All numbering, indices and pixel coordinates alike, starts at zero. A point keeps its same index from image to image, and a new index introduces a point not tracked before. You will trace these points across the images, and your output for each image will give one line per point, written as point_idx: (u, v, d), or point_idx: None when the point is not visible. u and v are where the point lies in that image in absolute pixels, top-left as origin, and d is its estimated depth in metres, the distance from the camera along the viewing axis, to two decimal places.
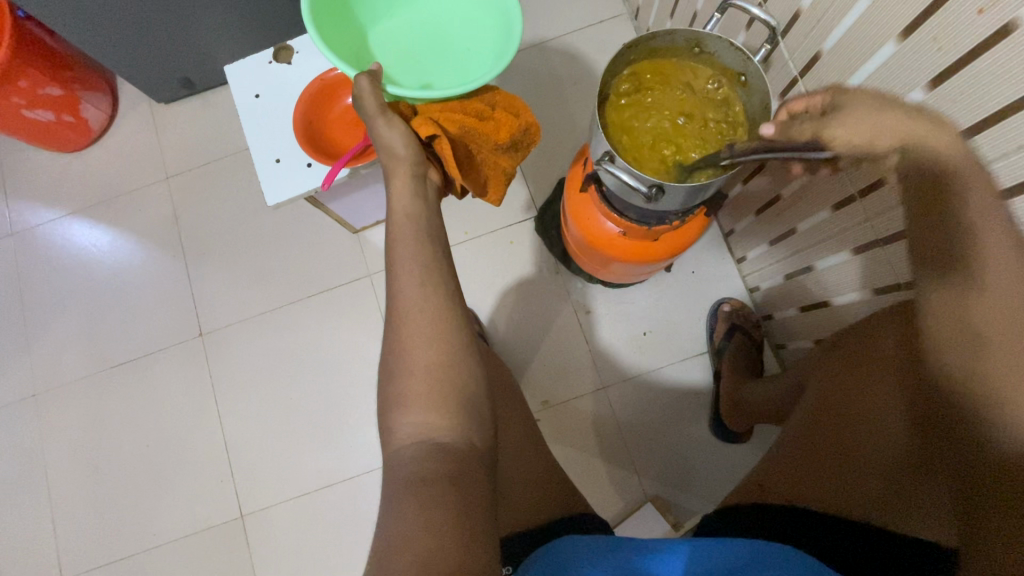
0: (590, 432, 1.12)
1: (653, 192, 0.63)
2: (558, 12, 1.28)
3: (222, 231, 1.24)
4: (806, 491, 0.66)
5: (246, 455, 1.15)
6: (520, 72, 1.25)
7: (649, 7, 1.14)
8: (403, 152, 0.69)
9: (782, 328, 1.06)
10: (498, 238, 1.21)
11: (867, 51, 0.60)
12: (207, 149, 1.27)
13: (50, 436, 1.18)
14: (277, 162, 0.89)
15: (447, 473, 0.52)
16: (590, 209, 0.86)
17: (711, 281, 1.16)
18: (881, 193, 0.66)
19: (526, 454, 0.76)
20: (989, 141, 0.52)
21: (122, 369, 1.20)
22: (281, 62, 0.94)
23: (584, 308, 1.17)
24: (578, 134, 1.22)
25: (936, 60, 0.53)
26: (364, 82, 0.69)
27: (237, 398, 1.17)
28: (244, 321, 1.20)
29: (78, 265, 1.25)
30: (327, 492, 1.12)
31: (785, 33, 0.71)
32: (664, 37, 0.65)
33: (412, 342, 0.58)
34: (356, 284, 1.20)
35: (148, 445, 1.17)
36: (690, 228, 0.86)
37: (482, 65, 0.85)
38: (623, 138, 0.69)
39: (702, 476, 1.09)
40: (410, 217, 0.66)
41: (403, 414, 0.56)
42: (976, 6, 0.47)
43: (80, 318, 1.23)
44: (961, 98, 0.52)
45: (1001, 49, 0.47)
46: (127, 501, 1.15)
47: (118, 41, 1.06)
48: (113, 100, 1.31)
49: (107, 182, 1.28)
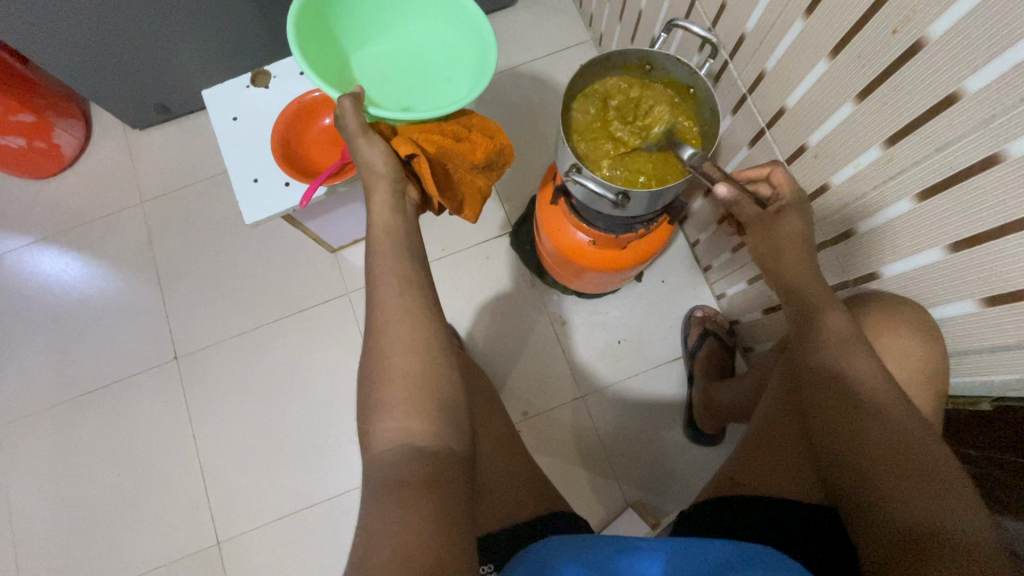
0: (570, 441, 1.14)
1: (619, 199, 0.67)
2: (527, 39, 1.34)
3: (199, 254, 1.24)
4: (768, 486, 0.70)
5: (222, 478, 1.13)
6: (493, 95, 1.31)
7: (611, 34, 1.22)
8: (382, 169, 0.70)
9: (750, 331, 1.11)
10: (474, 254, 1.23)
11: (800, 72, 0.67)
12: (182, 173, 1.28)
13: (14, 470, 1.14)
14: (255, 181, 0.91)
15: (425, 474, 0.54)
16: (561, 221, 0.90)
17: (681, 290, 1.21)
18: (828, 198, 0.71)
19: (509, 458, 0.77)
20: (911, 147, 0.57)
21: (93, 397, 1.17)
22: (258, 86, 0.97)
23: (560, 319, 1.20)
24: (548, 153, 1.28)
25: (861, 76, 0.59)
26: (346, 103, 0.71)
27: (213, 419, 1.16)
28: (219, 342, 1.19)
29: (46, 293, 1.23)
30: (308, 514, 1.10)
31: (731, 56, 0.78)
32: (617, 56, 0.70)
33: (390, 350, 0.60)
34: (334, 302, 1.20)
35: (120, 474, 1.14)
36: (656, 236, 0.90)
37: (459, 87, 0.90)
38: (585, 142, 0.74)
39: (679, 479, 1.12)
40: (389, 231, 0.67)
41: (382, 418, 0.57)
42: (891, 27, 0.54)
43: (48, 346, 1.20)
44: (885, 110, 0.58)
45: (916, 63, 0.53)
46: (97, 534, 1.11)
47: (93, 69, 1.08)
48: (87, 127, 1.31)
49: (78, 208, 1.27)
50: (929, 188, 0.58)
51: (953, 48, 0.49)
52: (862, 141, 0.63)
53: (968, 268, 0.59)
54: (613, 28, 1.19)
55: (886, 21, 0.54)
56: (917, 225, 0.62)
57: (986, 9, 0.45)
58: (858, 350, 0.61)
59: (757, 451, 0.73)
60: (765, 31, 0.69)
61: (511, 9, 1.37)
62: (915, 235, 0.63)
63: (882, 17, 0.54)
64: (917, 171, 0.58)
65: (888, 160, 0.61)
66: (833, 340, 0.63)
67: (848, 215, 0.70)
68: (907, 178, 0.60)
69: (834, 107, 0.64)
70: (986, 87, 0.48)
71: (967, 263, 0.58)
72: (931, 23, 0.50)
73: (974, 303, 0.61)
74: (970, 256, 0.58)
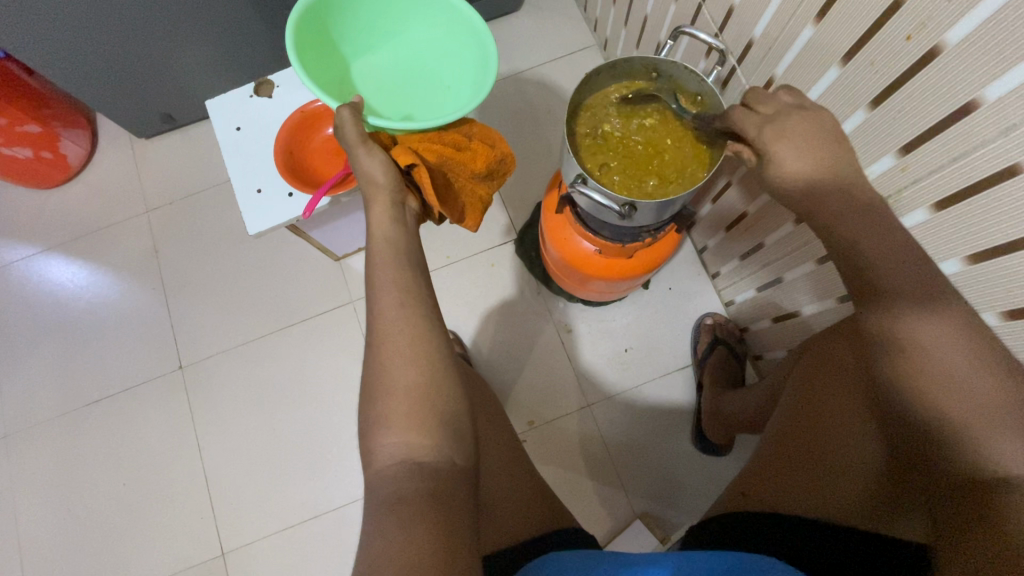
0: (576, 452, 1.12)
1: (625, 210, 0.66)
2: (531, 45, 1.33)
3: (204, 263, 1.24)
4: (799, 506, 0.66)
5: (226, 487, 1.12)
6: (497, 101, 1.30)
7: (616, 39, 1.21)
8: (381, 180, 0.69)
9: (760, 340, 1.09)
10: (479, 262, 1.22)
11: (812, 78, 0.65)
12: (187, 182, 1.28)
13: (21, 478, 1.15)
14: (258, 192, 0.91)
15: (426, 492, 0.52)
16: (567, 229, 0.89)
17: (688, 296, 1.20)
18: (931, 150, 0.55)
19: (513, 473, 0.76)
20: (928, 155, 0.56)
21: (98, 407, 1.17)
22: (262, 95, 0.96)
23: (565, 327, 1.19)
24: (553, 158, 1.27)
25: (875, 83, 0.58)
26: (344, 113, 0.70)
27: (218, 428, 1.15)
28: (224, 351, 1.19)
29: (52, 302, 1.23)
30: (313, 524, 1.10)
31: (740, 61, 0.76)
32: (622, 64, 0.69)
33: (390, 365, 0.58)
34: (339, 310, 1.20)
35: (125, 484, 1.13)
36: (664, 244, 0.89)
37: (461, 95, 0.89)
38: (589, 154, 0.73)
39: (688, 489, 1.10)
40: (390, 244, 0.66)
41: (383, 434, 0.56)
42: (906, 33, 0.52)
43: (54, 355, 1.20)
44: (900, 118, 0.57)
45: (933, 70, 0.51)
46: (102, 543, 1.11)
47: (97, 80, 1.08)
48: (93, 137, 1.32)
49: (85, 218, 1.27)
50: (945, 197, 0.56)
51: (971, 54, 0.47)
52: (879, 147, 0.61)
53: (989, 280, 0.57)
54: (619, 33, 1.17)
55: (901, 26, 0.52)
56: (934, 235, 0.60)
57: (1004, 16, 0.44)
58: (922, 352, 0.48)
59: (807, 465, 0.69)
60: (774, 37, 0.68)
61: (515, 15, 1.36)
62: (932, 244, 0.61)
63: (898, 22, 0.52)
64: (934, 180, 0.57)
65: (903, 169, 0.59)
66: (909, 351, 0.49)
67: (909, 198, 0.61)
68: (921, 187, 0.58)
69: (846, 114, 0.63)
70: (1006, 95, 0.46)
71: (984, 275, 0.57)
72: (948, 30, 0.48)
73: (994, 316, 0.59)
74: (989, 268, 0.56)
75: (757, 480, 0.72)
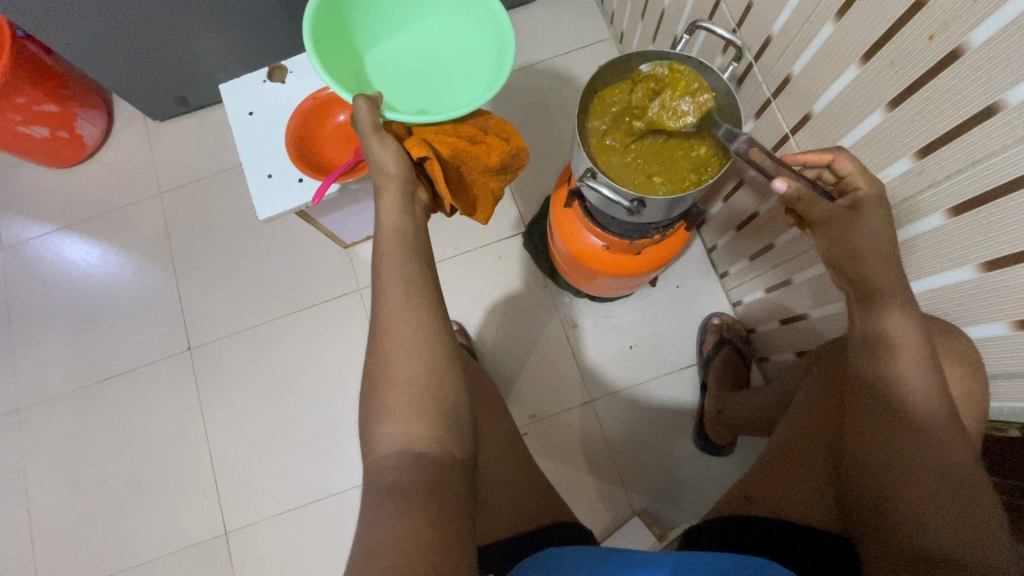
0: (577, 447, 1.13)
1: (635, 206, 0.66)
2: (546, 38, 1.32)
3: (214, 246, 1.25)
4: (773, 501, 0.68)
5: (231, 468, 1.14)
6: (510, 93, 1.29)
7: (633, 33, 1.19)
8: (393, 171, 0.69)
9: (767, 341, 1.08)
10: (487, 253, 1.22)
11: (829, 78, 0.64)
12: (200, 165, 1.29)
13: (32, 452, 1.17)
14: (270, 177, 0.91)
15: (425, 483, 0.53)
16: (575, 224, 0.89)
17: (695, 296, 1.19)
18: (948, 152, 0.54)
19: (513, 465, 0.76)
20: (946, 159, 0.55)
21: (108, 384, 1.19)
22: (275, 80, 0.97)
23: (571, 322, 1.18)
24: (564, 152, 1.26)
25: (894, 83, 0.57)
26: (360, 102, 0.70)
27: (225, 410, 1.17)
28: (232, 334, 1.20)
29: (66, 280, 1.25)
30: (314, 508, 1.11)
31: (757, 58, 0.75)
32: (637, 58, 0.70)
33: (393, 355, 0.58)
34: (346, 298, 1.21)
35: (132, 461, 1.16)
36: (674, 242, 0.88)
37: (477, 85, 0.88)
38: (602, 146, 0.72)
39: (689, 488, 1.10)
40: (398, 233, 0.66)
41: (384, 423, 0.56)
42: (928, 33, 0.51)
43: (65, 333, 1.22)
44: (918, 119, 0.56)
45: (953, 72, 0.50)
46: (109, 518, 1.13)
47: (113, 62, 1.09)
48: (109, 118, 1.33)
49: (100, 198, 1.29)
50: (963, 203, 0.55)
51: (994, 57, 0.46)
52: (895, 150, 0.60)
53: (1003, 289, 0.56)
54: (635, 26, 1.16)
55: (922, 26, 0.51)
56: (948, 240, 0.59)
57: None
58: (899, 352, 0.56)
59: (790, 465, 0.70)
60: (793, 33, 0.66)
61: (531, 6, 1.35)
62: (945, 250, 0.60)
63: (919, 21, 0.51)
64: (950, 186, 0.56)
65: (919, 172, 0.58)
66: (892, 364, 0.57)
67: (926, 202, 0.59)
68: (937, 192, 0.57)
69: (862, 116, 0.62)
70: None
71: (1000, 282, 0.56)
72: (971, 31, 0.47)
73: (1006, 325, 0.58)
74: (1002, 277, 0.56)
75: (756, 480, 0.72)
